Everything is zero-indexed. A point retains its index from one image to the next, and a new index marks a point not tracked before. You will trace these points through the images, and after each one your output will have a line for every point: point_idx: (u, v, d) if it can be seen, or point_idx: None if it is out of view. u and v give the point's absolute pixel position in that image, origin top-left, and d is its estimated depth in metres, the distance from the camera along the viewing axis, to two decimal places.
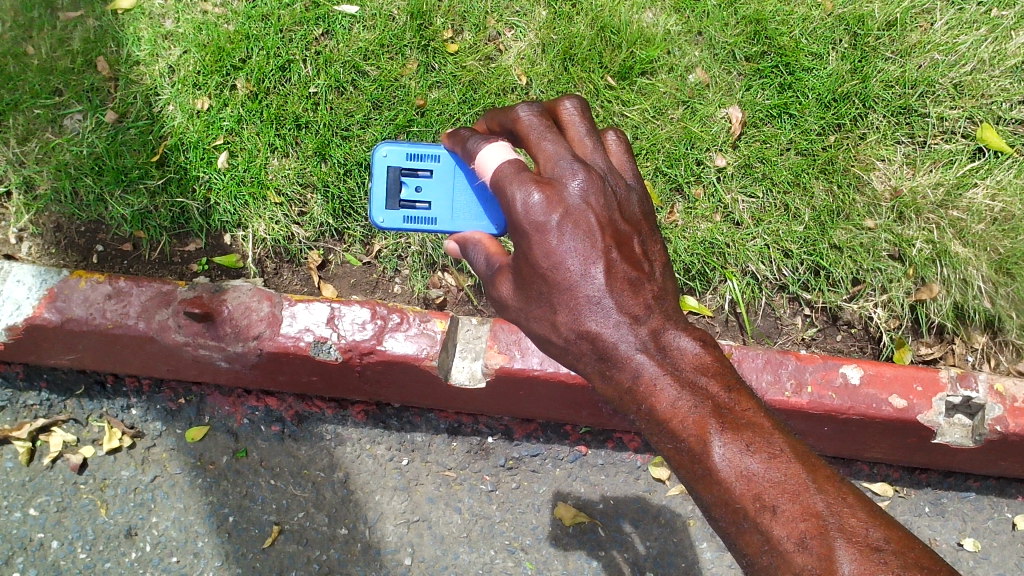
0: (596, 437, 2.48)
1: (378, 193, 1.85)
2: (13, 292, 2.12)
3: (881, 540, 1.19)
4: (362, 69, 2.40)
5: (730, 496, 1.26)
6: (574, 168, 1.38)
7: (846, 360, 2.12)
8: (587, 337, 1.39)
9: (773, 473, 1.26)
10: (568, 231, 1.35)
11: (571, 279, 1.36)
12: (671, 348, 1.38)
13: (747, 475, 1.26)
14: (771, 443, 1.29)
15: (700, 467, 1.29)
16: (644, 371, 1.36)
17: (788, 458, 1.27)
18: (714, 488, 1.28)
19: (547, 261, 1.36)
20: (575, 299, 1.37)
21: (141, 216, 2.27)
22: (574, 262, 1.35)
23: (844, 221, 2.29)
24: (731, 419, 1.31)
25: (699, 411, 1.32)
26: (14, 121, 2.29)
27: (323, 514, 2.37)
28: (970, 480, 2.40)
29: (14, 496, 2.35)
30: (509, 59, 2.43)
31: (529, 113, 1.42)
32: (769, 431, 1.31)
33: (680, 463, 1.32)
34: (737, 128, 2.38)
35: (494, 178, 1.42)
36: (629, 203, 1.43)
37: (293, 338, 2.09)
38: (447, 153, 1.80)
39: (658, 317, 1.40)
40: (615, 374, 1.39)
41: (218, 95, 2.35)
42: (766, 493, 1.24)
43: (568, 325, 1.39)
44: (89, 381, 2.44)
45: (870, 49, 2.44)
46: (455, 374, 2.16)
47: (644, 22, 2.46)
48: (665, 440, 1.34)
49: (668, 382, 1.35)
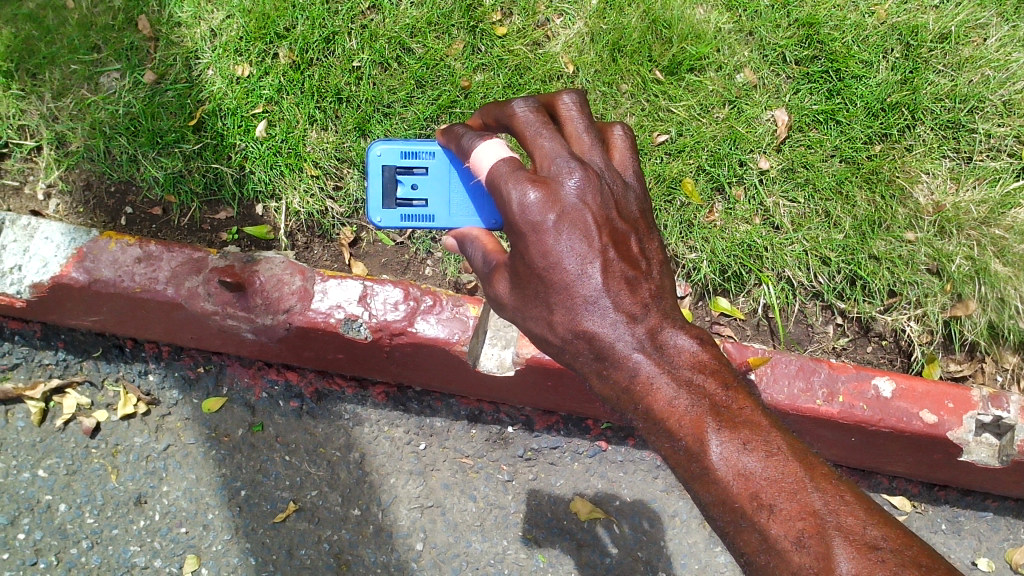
0: (616, 433, 2.45)
1: (374, 192, 1.79)
2: (40, 249, 2.09)
3: (879, 538, 1.16)
4: (407, 46, 2.37)
5: (728, 494, 1.25)
6: (570, 166, 1.34)
7: (878, 372, 2.11)
8: (584, 336, 1.35)
9: (770, 471, 1.24)
10: (565, 230, 1.31)
11: (568, 278, 1.32)
12: (668, 347, 1.35)
13: (744, 474, 1.24)
14: (768, 441, 1.28)
15: (697, 466, 1.28)
16: (641, 370, 1.33)
17: (784, 457, 1.26)
18: (712, 487, 1.26)
19: (542, 261, 1.32)
20: (571, 298, 1.33)
21: (173, 180, 2.24)
22: (571, 262, 1.31)
23: (884, 232, 2.27)
24: (727, 417, 1.30)
25: (696, 410, 1.30)
26: (50, 75, 2.26)
27: (336, 494, 2.34)
28: (988, 500, 2.39)
29: (24, 456, 2.32)
30: (557, 46, 2.40)
31: (525, 110, 1.37)
32: (766, 429, 1.30)
33: (677, 462, 1.30)
34: (783, 132, 2.36)
35: (489, 176, 1.37)
36: (626, 201, 1.39)
37: (323, 314, 2.06)
38: (443, 150, 1.76)
39: (655, 315, 1.36)
40: (612, 373, 1.35)
41: (260, 63, 2.31)
42: (763, 492, 1.23)
43: (565, 325, 1.35)
44: (107, 344, 2.41)
45: (922, 61, 2.43)
46: (483, 361, 2.12)
47: (696, 18, 2.43)
48: (663, 440, 1.31)
49: (666, 380, 1.33)
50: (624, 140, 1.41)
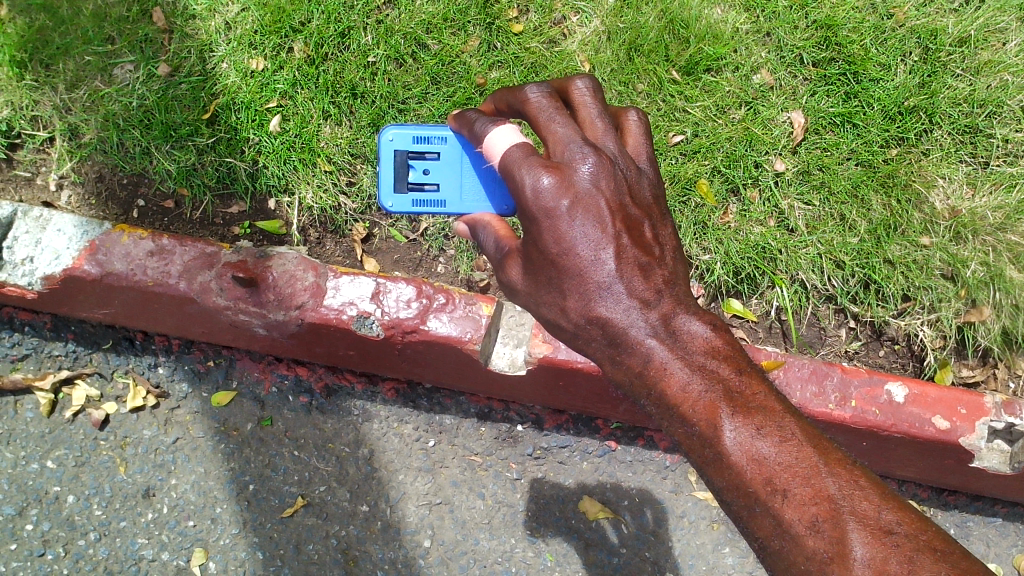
0: (626, 433, 2.44)
1: (385, 177, 1.76)
2: (52, 242, 2.09)
3: (894, 523, 1.16)
4: (423, 42, 2.37)
5: (742, 480, 1.23)
6: (584, 151, 1.32)
7: (891, 377, 2.10)
8: (597, 321, 1.34)
9: (784, 456, 1.23)
10: (579, 216, 1.30)
11: (582, 264, 1.31)
12: (681, 332, 1.33)
13: (758, 459, 1.23)
14: (782, 426, 1.26)
15: (710, 451, 1.26)
16: (654, 356, 1.32)
17: (798, 442, 1.24)
18: (725, 473, 1.25)
19: (556, 246, 1.31)
20: (585, 284, 1.32)
21: (186, 173, 2.24)
22: (584, 247, 1.30)
23: (899, 236, 2.26)
24: (741, 402, 1.28)
25: (710, 394, 1.28)
26: (64, 66, 2.26)
27: (345, 489, 2.34)
28: (997, 505, 2.38)
29: (32, 447, 2.32)
30: (573, 44, 2.39)
31: (538, 95, 1.35)
32: (780, 414, 1.28)
33: (690, 447, 1.29)
34: (801, 133, 2.35)
35: (502, 162, 1.35)
36: (640, 187, 1.37)
37: (335, 310, 2.05)
38: (457, 135, 1.74)
39: (669, 301, 1.35)
40: (625, 359, 1.35)
41: (275, 57, 2.30)
42: (777, 477, 1.21)
43: (579, 311, 1.34)
44: (117, 336, 2.41)
45: (941, 64, 2.41)
46: (495, 360, 2.12)
47: (713, 18, 2.42)
48: (677, 425, 1.30)
49: (679, 365, 1.31)
50: (638, 126, 1.39)
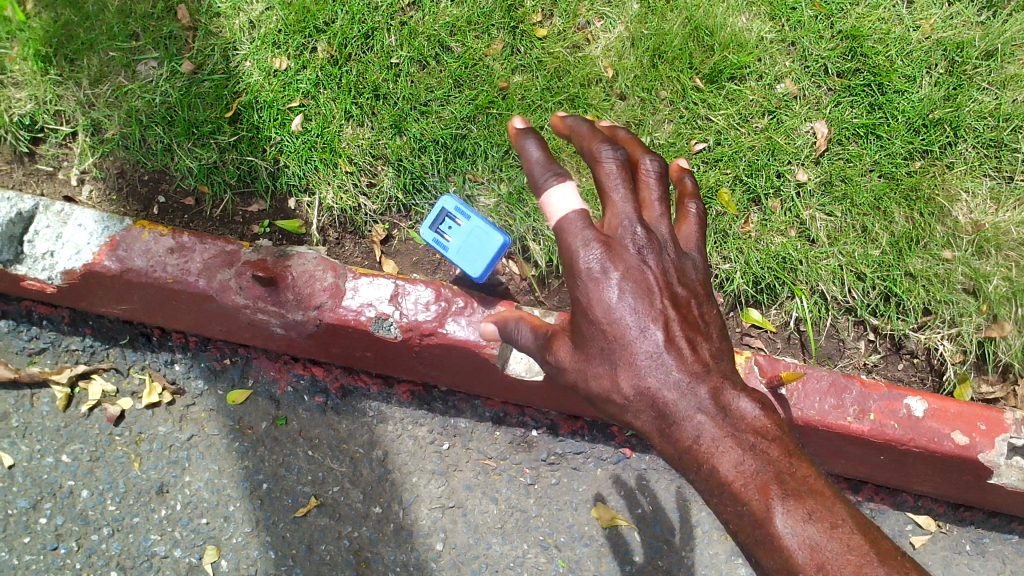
0: (641, 441, 2.42)
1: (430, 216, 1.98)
2: (73, 236, 2.10)
3: None
4: (446, 45, 2.37)
5: (792, 565, 1.16)
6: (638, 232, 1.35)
7: (910, 391, 2.09)
8: (645, 396, 1.31)
9: (837, 544, 1.16)
10: (629, 290, 1.32)
11: (629, 335, 1.31)
12: (731, 409, 1.29)
13: (812, 545, 1.16)
14: (834, 513, 1.19)
15: (760, 534, 1.19)
16: (705, 432, 1.27)
17: (850, 530, 1.17)
18: (776, 556, 1.17)
19: (604, 315, 1.33)
20: (632, 356, 1.31)
21: (207, 171, 2.25)
22: (632, 319, 1.31)
23: (921, 249, 2.25)
24: (793, 485, 1.21)
25: (762, 475, 1.22)
26: (88, 61, 2.28)
27: (358, 491, 2.33)
28: (1014, 522, 2.36)
29: (48, 441, 2.33)
30: (596, 50, 2.39)
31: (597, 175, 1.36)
32: (831, 499, 1.21)
33: (738, 530, 1.22)
34: (823, 144, 2.34)
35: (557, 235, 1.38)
36: (688, 270, 1.39)
37: (354, 311, 2.05)
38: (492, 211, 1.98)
39: (717, 377, 1.32)
40: (673, 433, 1.30)
41: (298, 56, 2.31)
42: (831, 563, 1.14)
43: (626, 386, 1.33)
44: (134, 332, 2.41)
45: (966, 78, 2.40)
46: (512, 364, 2.10)
47: (738, 26, 2.41)
48: (726, 504, 1.23)
49: (731, 445, 1.26)
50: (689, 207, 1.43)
